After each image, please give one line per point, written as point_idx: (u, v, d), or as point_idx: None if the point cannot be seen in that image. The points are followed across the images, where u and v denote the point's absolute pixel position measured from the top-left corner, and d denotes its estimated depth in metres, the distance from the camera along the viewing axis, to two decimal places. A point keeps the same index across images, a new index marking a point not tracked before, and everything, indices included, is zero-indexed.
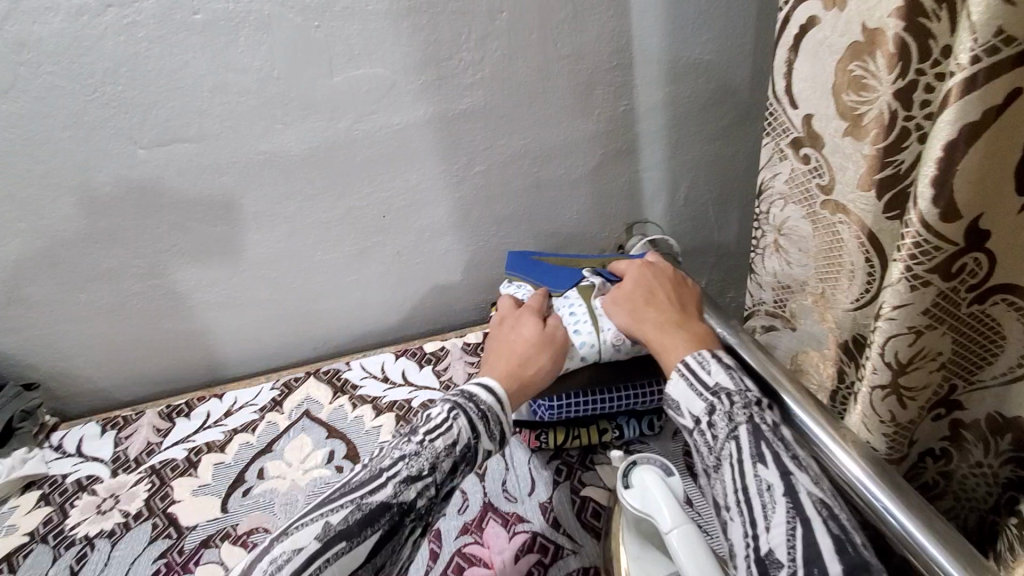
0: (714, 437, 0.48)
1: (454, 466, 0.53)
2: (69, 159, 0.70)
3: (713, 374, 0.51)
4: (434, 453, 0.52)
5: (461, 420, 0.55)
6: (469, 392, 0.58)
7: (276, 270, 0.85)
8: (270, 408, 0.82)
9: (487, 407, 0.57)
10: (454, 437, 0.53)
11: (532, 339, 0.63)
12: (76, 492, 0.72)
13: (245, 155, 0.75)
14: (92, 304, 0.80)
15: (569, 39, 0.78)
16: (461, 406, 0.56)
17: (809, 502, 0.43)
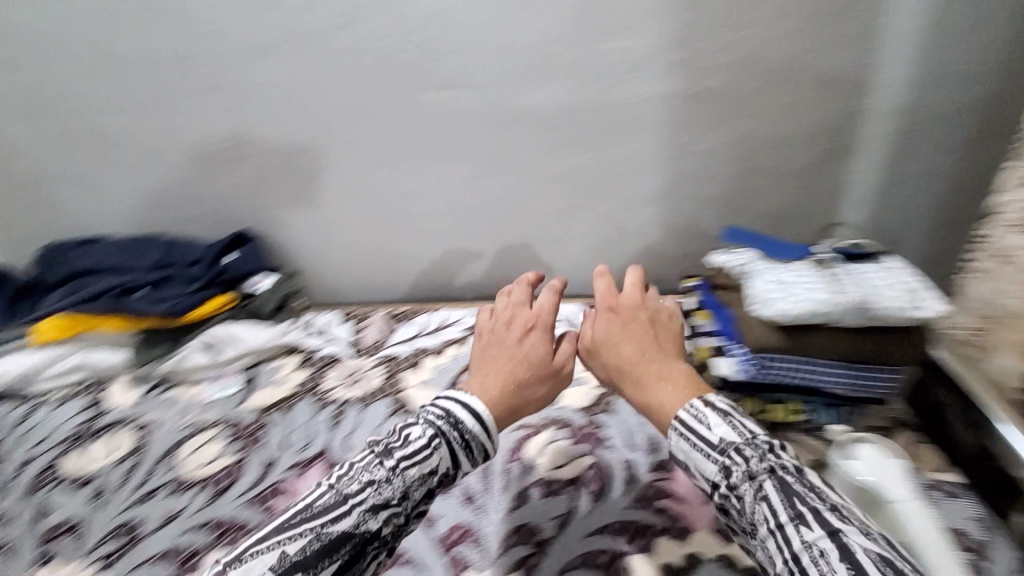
0: (740, 498, 0.50)
1: (432, 488, 0.55)
2: (370, 91, 0.83)
3: (715, 429, 0.52)
4: (406, 482, 0.53)
5: (442, 451, 0.55)
6: (454, 417, 0.57)
7: (499, 213, 0.95)
8: (475, 329, 0.94)
9: (469, 435, 0.57)
10: (431, 468, 0.54)
11: (536, 361, 0.64)
12: (327, 364, 0.88)
13: (506, 106, 0.85)
14: (350, 216, 0.95)
15: (821, 33, 0.80)
16: (443, 434, 0.56)
17: (871, 562, 0.42)
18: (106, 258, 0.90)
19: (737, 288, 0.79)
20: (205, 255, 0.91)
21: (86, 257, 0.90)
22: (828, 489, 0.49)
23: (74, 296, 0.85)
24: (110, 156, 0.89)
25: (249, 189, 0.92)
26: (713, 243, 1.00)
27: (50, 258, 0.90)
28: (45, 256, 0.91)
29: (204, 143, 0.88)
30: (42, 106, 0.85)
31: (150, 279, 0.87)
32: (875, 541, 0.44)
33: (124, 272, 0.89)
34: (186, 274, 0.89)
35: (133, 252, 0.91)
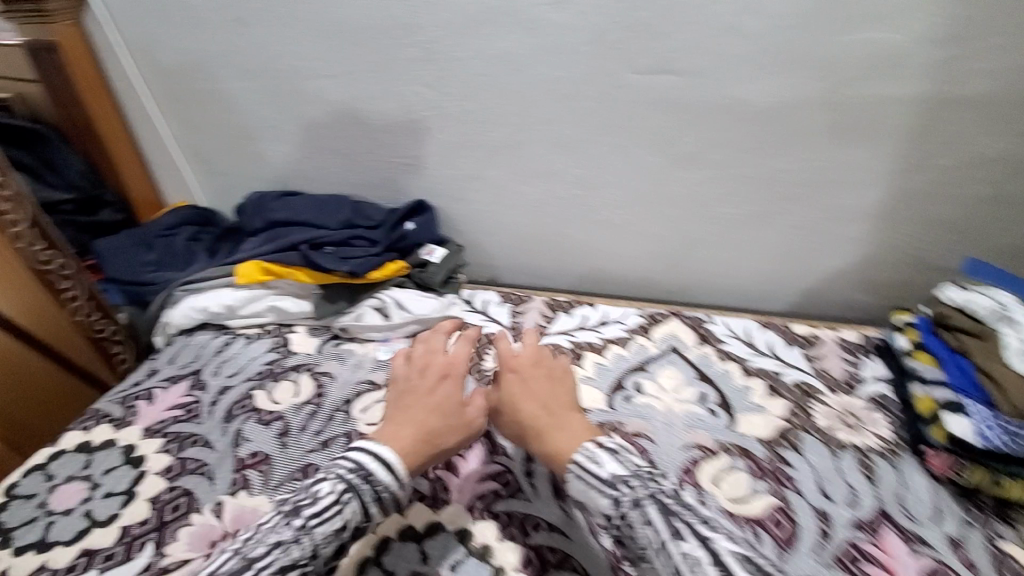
0: (631, 526, 0.52)
1: (342, 541, 0.55)
2: (572, 71, 0.79)
3: (606, 465, 0.55)
4: (315, 541, 0.53)
5: (352, 506, 0.55)
6: (363, 472, 0.56)
7: (681, 211, 0.89)
8: (638, 331, 0.88)
9: (383, 489, 0.57)
10: (341, 523, 0.54)
11: (443, 406, 0.64)
12: (487, 344, 0.88)
13: (717, 97, 0.77)
14: (523, 197, 0.93)
15: None
16: (354, 488, 0.55)
17: (735, 562, 0.47)
18: (301, 211, 0.96)
19: (984, 337, 0.69)
20: (385, 221, 0.95)
21: (284, 209, 0.97)
22: (699, 506, 0.53)
23: (273, 244, 0.92)
24: (312, 117, 0.94)
25: (432, 160, 0.93)
26: (927, 274, 0.86)
27: (254, 208, 1.00)
28: (250, 205, 1.01)
29: (399, 112, 0.89)
30: (257, 64, 0.90)
31: (338, 236, 0.92)
32: (734, 540, 0.49)
33: (315, 227, 0.94)
34: (369, 236, 0.93)
35: (324, 209, 0.97)
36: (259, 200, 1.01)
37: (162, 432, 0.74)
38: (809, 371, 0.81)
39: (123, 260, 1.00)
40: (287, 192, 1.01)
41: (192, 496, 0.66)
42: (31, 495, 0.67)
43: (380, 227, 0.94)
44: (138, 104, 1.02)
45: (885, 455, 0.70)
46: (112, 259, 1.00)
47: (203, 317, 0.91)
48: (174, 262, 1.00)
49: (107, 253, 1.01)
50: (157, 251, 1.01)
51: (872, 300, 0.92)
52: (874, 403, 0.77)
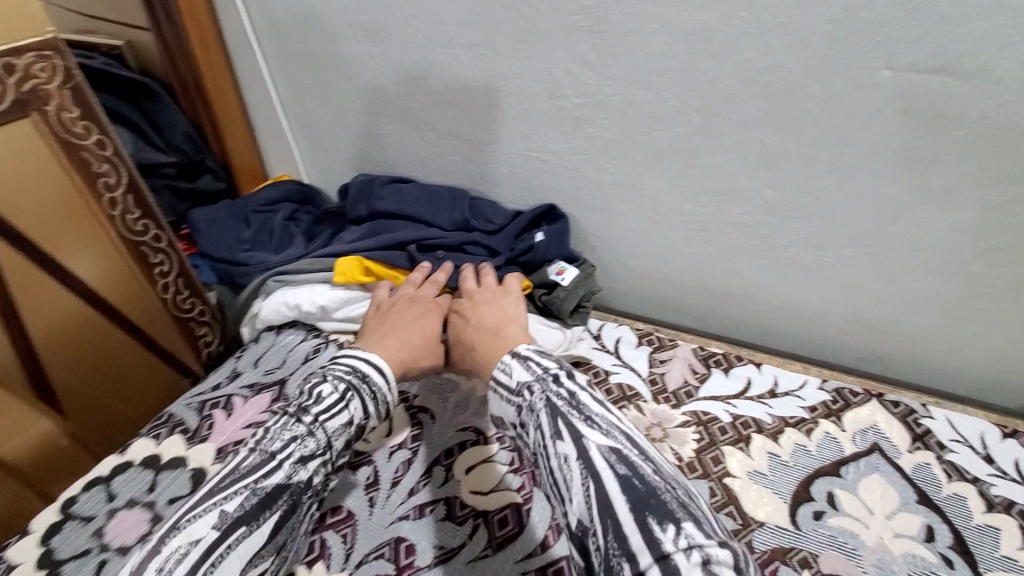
0: (528, 432, 0.49)
1: (350, 437, 0.55)
2: (796, 61, 0.58)
3: (514, 375, 0.52)
4: (328, 433, 0.53)
5: (356, 402, 0.55)
6: (361, 373, 0.58)
7: (907, 260, 0.66)
8: (823, 413, 0.67)
9: (378, 388, 0.58)
10: (349, 418, 0.55)
11: (417, 324, 0.66)
12: (622, 400, 0.70)
13: (1016, 116, 0.53)
14: (684, 217, 0.74)
15: None
16: (354, 387, 0.56)
17: (598, 457, 0.43)
18: (412, 203, 0.83)
19: None
20: (507, 228, 0.81)
21: (392, 198, 0.84)
22: (599, 404, 0.48)
23: (379, 240, 0.80)
24: (436, 93, 0.78)
25: (574, 158, 0.75)
26: None
27: (358, 190, 0.87)
28: (354, 187, 0.88)
29: (543, 96, 0.71)
30: (381, 24, 0.75)
31: (453, 244, 0.80)
32: (612, 436, 0.45)
33: (427, 226, 0.82)
34: (488, 246, 0.80)
35: (437, 204, 0.83)
36: (361, 182, 0.88)
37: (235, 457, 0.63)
38: None
39: (218, 237, 0.90)
40: (397, 177, 0.88)
41: None
42: (89, 518, 0.58)
43: (501, 235, 0.80)
44: (247, 61, 0.91)
45: None
46: (208, 235, 0.90)
47: (293, 315, 0.80)
48: (270, 243, 0.89)
49: (203, 226, 0.91)
50: (254, 228, 0.90)
51: None
52: None
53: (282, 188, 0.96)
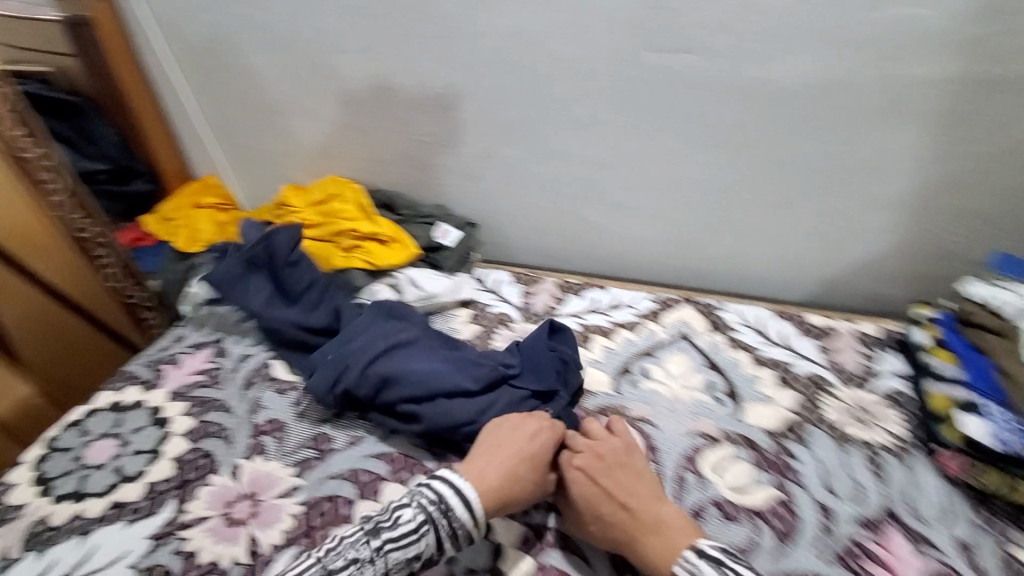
0: None
1: (412, 566, 0.56)
2: (589, 48, 0.78)
3: None
4: (389, 563, 0.54)
5: (428, 538, 0.55)
6: (445, 508, 0.57)
7: (697, 194, 0.87)
8: (649, 316, 0.88)
9: (457, 524, 0.56)
10: (413, 552, 0.55)
11: (524, 455, 0.61)
12: (498, 323, 0.88)
13: (737, 77, 0.74)
14: (536, 177, 0.93)
15: None
16: (433, 521, 0.56)
17: None
18: (427, 377, 0.69)
19: (1005, 335, 0.64)
20: (525, 363, 0.72)
21: (381, 365, 0.70)
22: None
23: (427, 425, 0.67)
24: (330, 93, 0.95)
25: (448, 138, 0.94)
26: (962, 267, 0.82)
27: (331, 294, 0.84)
28: (366, 344, 0.72)
29: (416, 89, 0.90)
30: (281, 38, 0.91)
31: (463, 415, 0.67)
32: None
33: (451, 394, 0.68)
34: (532, 390, 0.70)
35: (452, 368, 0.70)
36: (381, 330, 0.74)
37: (186, 395, 0.78)
38: (823, 365, 0.78)
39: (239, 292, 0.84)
40: (392, 337, 0.73)
41: (212, 457, 0.70)
42: (69, 449, 0.72)
43: (531, 372, 0.71)
44: (167, 78, 1.04)
45: (897, 452, 0.65)
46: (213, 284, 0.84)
47: None
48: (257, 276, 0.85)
49: (222, 278, 0.85)
50: (301, 306, 0.83)
51: (897, 294, 0.88)
52: (890, 400, 0.72)
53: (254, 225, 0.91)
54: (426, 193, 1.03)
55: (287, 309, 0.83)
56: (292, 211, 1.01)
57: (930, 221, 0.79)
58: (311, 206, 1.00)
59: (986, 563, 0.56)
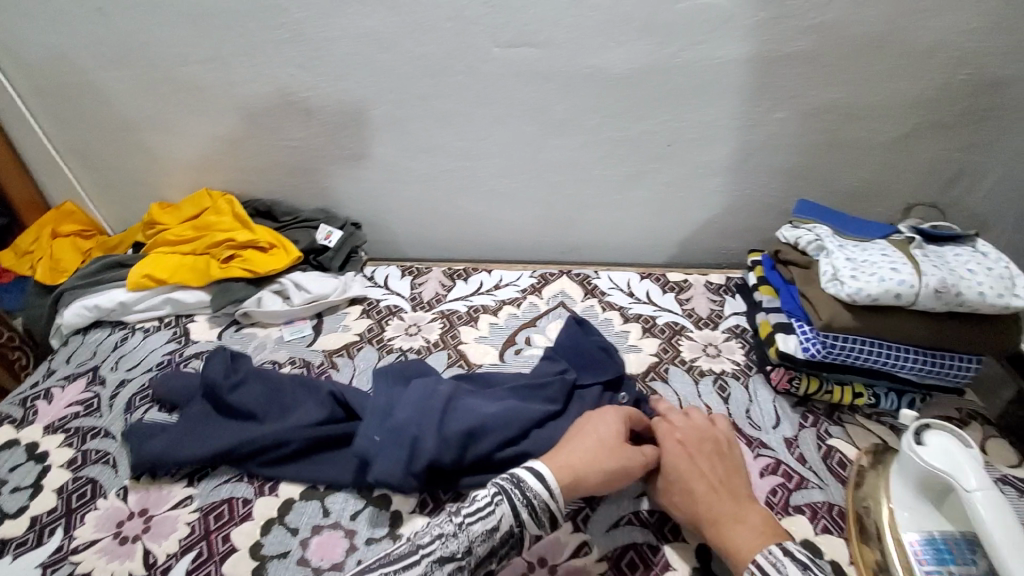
0: None
1: (496, 544, 0.51)
2: (442, 47, 0.82)
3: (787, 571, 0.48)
4: (471, 536, 0.50)
5: (504, 507, 0.52)
6: (517, 477, 0.54)
7: (560, 175, 0.95)
8: (530, 291, 0.95)
9: (534, 497, 0.53)
10: (494, 524, 0.51)
11: (608, 443, 0.58)
12: (389, 314, 0.92)
13: (577, 66, 0.82)
14: (412, 173, 0.97)
15: (923, 24, 0.75)
16: (506, 491, 0.53)
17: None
18: (507, 418, 0.63)
19: (807, 267, 0.76)
20: (572, 361, 0.74)
21: (459, 420, 0.62)
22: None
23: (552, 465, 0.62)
24: (191, 104, 0.93)
25: (320, 141, 0.95)
26: (782, 217, 0.97)
27: (305, 389, 0.71)
28: (418, 410, 0.62)
29: (280, 95, 0.90)
30: (128, 52, 0.88)
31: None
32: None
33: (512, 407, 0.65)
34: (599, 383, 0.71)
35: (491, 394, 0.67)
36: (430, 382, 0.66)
37: (63, 427, 0.74)
38: (680, 313, 0.89)
39: (206, 435, 0.67)
40: (436, 395, 0.64)
41: (97, 483, 0.67)
42: None
43: (589, 370, 0.72)
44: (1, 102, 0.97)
45: (739, 377, 0.78)
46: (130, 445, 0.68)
47: (99, 314, 0.91)
48: (215, 416, 0.70)
49: (171, 441, 0.66)
50: (271, 418, 0.68)
51: (737, 246, 1.02)
52: (732, 334, 0.85)
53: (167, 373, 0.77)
54: (305, 198, 1.04)
55: (261, 426, 0.68)
56: (163, 229, 0.99)
57: (752, 180, 0.92)
58: (182, 222, 1.00)
59: (807, 453, 0.68)
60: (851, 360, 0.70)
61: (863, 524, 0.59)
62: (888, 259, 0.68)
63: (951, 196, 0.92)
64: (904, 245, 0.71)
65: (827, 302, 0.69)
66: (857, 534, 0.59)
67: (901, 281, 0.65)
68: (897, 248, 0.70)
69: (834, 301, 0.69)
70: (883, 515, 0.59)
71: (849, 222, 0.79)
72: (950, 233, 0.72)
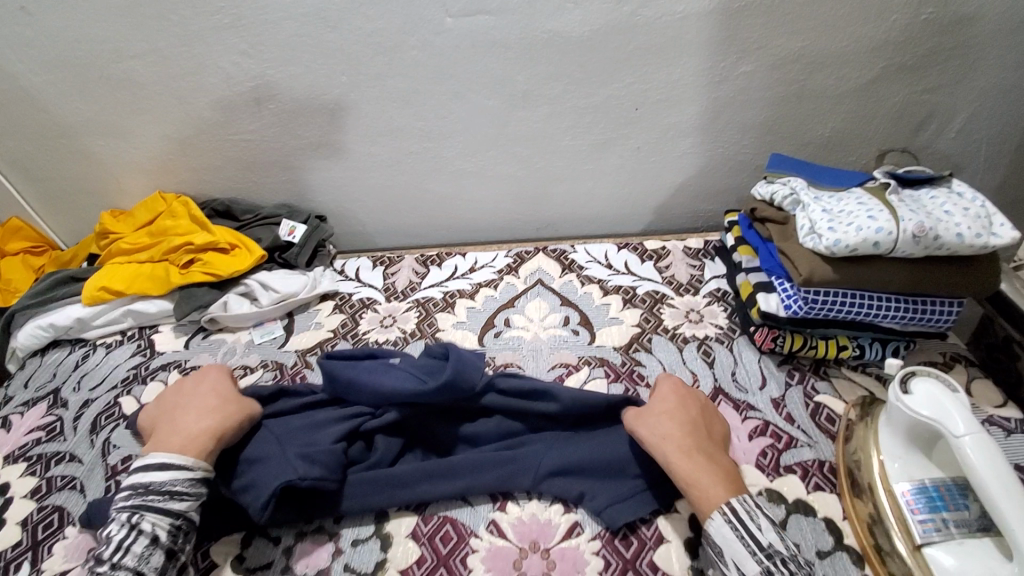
0: None
1: (169, 544, 0.52)
2: (390, 23, 0.78)
3: (766, 532, 0.49)
4: (136, 560, 0.50)
5: (149, 517, 0.52)
6: (138, 489, 0.53)
7: (526, 147, 0.91)
8: (507, 272, 0.92)
9: (174, 484, 0.54)
10: (149, 537, 0.51)
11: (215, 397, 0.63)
12: (362, 307, 0.89)
13: (534, 31, 0.78)
14: (375, 158, 0.93)
15: None
16: (139, 505, 0.52)
17: None
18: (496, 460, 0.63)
19: (783, 223, 0.74)
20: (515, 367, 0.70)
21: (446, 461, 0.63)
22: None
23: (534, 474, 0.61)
24: (131, 104, 0.88)
25: (273, 133, 0.91)
26: (756, 174, 0.95)
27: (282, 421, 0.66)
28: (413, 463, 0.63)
29: (226, 86, 0.85)
30: (55, 52, 0.82)
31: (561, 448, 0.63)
32: None
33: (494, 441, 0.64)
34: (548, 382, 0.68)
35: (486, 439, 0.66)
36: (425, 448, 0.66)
37: (25, 456, 0.71)
38: (660, 281, 0.87)
39: None
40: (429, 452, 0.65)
41: (64, 509, 0.64)
42: None
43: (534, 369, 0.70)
44: None
45: (723, 341, 0.77)
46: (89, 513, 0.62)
47: (55, 333, 0.87)
48: None
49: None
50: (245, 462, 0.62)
51: (713, 207, 1.00)
52: (714, 298, 0.84)
53: None
54: (265, 194, 1.00)
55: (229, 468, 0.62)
56: (116, 238, 0.95)
57: (724, 138, 0.90)
58: (137, 229, 0.96)
59: (794, 412, 0.67)
60: (833, 313, 0.68)
61: (853, 477, 0.59)
62: (863, 206, 0.67)
63: (924, 139, 0.90)
64: (881, 192, 0.69)
65: (806, 257, 0.68)
66: (848, 488, 0.58)
67: (881, 230, 0.63)
68: (873, 196, 0.68)
69: (813, 255, 0.67)
70: (874, 467, 0.58)
71: (823, 172, 0.77)
72: (926, 176, 0.71)
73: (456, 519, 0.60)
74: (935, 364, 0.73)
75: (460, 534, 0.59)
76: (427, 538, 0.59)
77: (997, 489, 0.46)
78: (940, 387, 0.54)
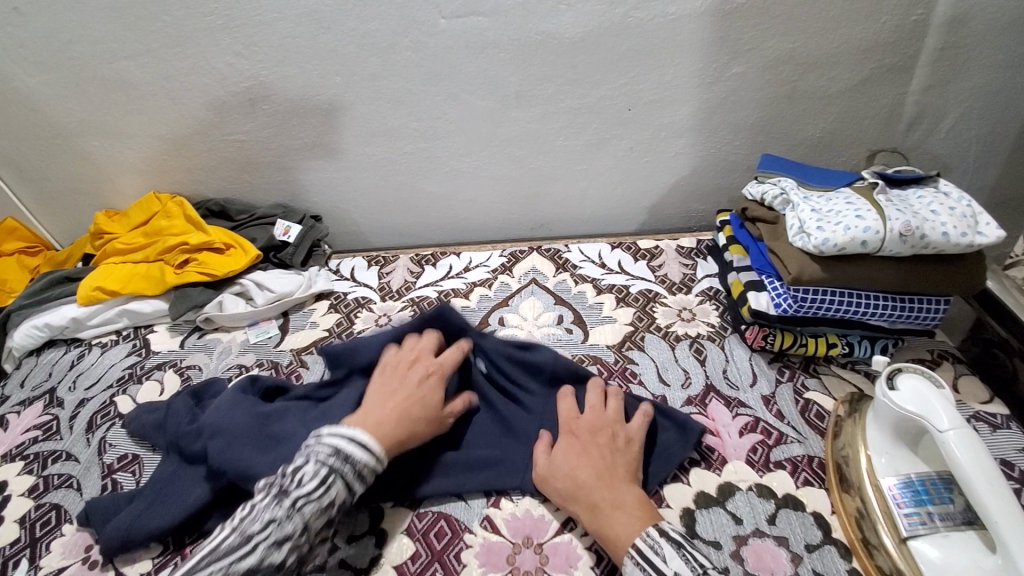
0: None
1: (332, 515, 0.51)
2: (384, 24, 0.78)
3: (670, 562, 0.47)
4: (306, 517, 0.49)
5: (336, 484, 0.51)
6: (338, 449, 0.52)
7: (520, 147, 0.92)
8: (501, 271, 0.93)
9: (362, 467, 0.52)
10: (325, 504, 0.50)
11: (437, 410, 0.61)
12: (357, 306, 0.89)
13: (528, 32, 0.79)
14: (370, 158, 0.94)
15: None
16: (336, 470, 0.51)
17: None
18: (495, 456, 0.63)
19: (773, 223, 0.75)
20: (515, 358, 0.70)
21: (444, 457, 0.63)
22: None
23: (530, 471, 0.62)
24: (126, 104, 0.88)
25: (268, 133, 0.91)
26: (748, 174, 0.96)
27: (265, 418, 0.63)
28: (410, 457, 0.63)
29: (221, 87, 0.86)
30: (51, 53, 0.83)
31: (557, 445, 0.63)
32: None
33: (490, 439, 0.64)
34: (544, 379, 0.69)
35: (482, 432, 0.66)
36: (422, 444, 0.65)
37: (21, 455, 0.71)
38: (652, 280, 0.88)
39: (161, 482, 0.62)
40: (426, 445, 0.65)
41: (61, 507, 0.65)
42: None
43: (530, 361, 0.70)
44: None
45: (715, 339, 0.78)
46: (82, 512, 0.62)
47: (50, 333, 0.87)
48: (175, 458, 0.64)
49: (136, 514, 0.59)
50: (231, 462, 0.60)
51: (706, 207, 1.01)
52: (706, 296, 0.85)
53: (142, 408, 0.72)
54: (260, 194, 1.00)
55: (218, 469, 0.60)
56: (112, 238, 0.95)
57: (715, 138, 0.91)
58: (132, 229, 0.96)
59: (785, 409, 0.68)
60: (822, 312, 0.69)
61: (841, 472, 0.60)
62: (851, 206, 0.68)
63: (913, 139, 0.91)
64: (869, 191, 0.70)
65: (795, 256, 0.69)
66: (837, 483, 0.59)
67: (869, 229, 0.64)
68: (861, 195, 0.69)
69: (803, 255, 0.68)
70: (860, 463, 0.59)
71: (813, 172, 0.78)
72: (913, 176, 0.72)
73: (450, 515, 0.61)
74: (924, 361, 0.74)
75: (454, 531, 0.59)
76: (421, 535, 0.59)
77: (978, 482, 0.47)
78: (924, 385, 0.55)
